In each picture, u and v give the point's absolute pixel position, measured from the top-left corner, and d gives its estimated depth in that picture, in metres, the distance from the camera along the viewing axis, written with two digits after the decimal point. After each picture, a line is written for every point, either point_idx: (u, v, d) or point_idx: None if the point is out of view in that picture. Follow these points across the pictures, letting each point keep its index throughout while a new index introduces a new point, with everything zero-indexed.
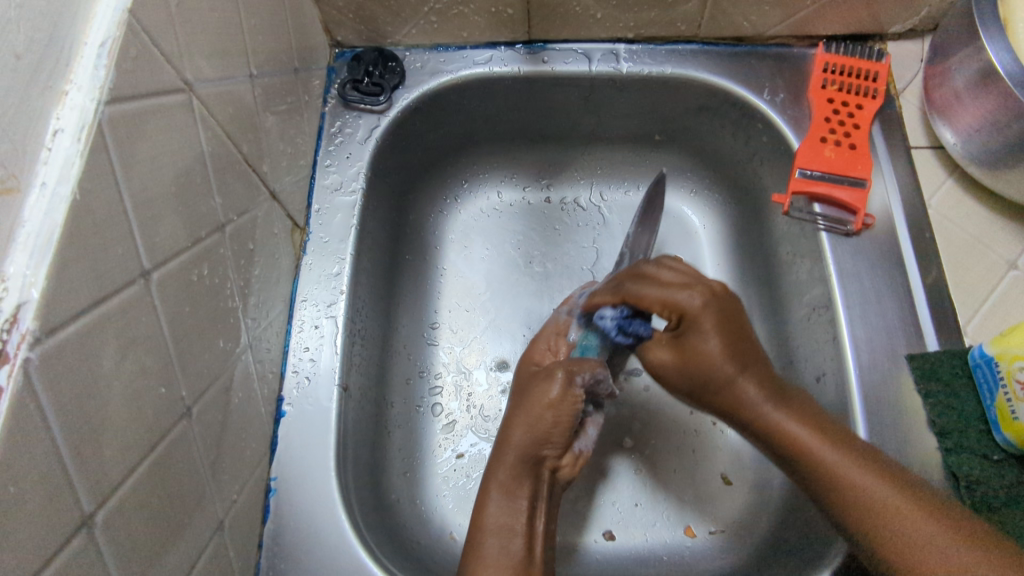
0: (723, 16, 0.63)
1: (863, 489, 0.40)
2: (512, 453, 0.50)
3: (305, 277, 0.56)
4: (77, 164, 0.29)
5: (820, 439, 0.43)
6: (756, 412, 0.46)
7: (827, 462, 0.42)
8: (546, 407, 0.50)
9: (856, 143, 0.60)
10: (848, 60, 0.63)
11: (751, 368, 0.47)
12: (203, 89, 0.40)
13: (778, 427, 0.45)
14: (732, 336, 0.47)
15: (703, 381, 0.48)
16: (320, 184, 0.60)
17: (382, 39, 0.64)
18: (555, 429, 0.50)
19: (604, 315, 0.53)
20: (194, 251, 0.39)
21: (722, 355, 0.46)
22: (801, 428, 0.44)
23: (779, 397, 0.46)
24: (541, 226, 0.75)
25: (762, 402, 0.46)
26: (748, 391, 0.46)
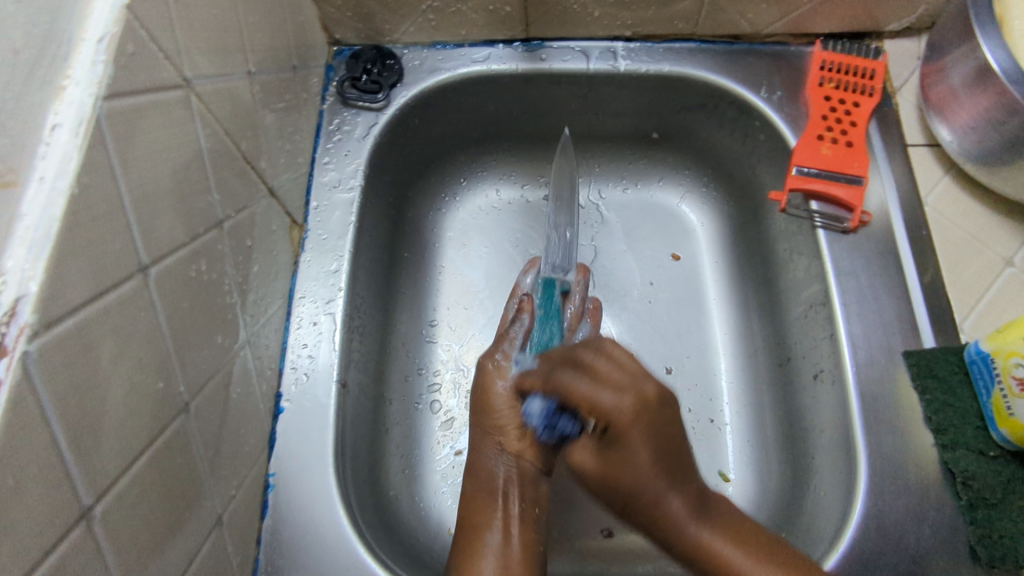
0: (720, 14, 0.63)
1: (743, 567, 0.39)
2: (494, 436, 0.55)
3: (303, 274, 0.56)
4: (75, 159, 0.29)
5: (737, 548, 0.40)
6: (647, 512, 0.40)
7: (711, 543, 0.40)
8: (491, 398, 0.56)
9: (853, 140, 0.60)
10: (845, 58, 0.64)
11: (683, 484, 0.41)
12: (201, 85, 0.41)
13: (769, 509, 0.42)
14: (665, 446, 0.39)
15: (637, 504, 0.40)
16: (318, 182, 0.60)
17: (380, 37, 0.65)
18: (505, 415, 0.55)
19: (595, 347, 0.49)
20: (192, 247, 0.39)
21: (653, 474, 0.39)
22: (720, 536, 0.40)
23: (699, 507, 0.41)
24: (539, 223, 0.75)
25: (678, 510, 0.40)
26: (670, 494, 0.40)
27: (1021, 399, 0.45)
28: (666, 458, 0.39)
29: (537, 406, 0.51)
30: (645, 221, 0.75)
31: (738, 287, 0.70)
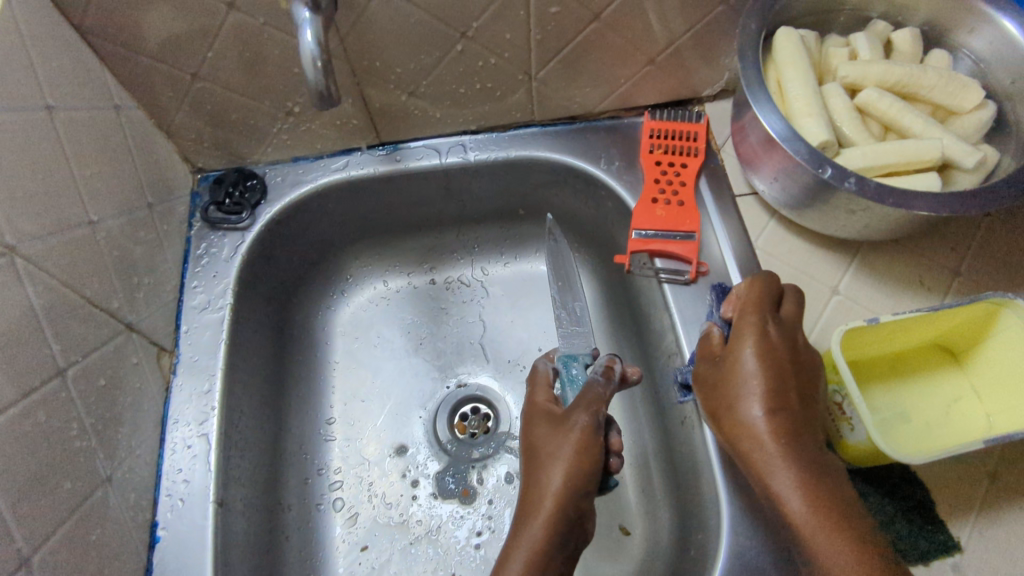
0: (552, 101, 0.69)
1: (787, 483, 0.46)
2: (531, 505, 0.54)
3: (176, 399, 0.58)
4: None
5: (801, 492, 0.46)
6: (751, 444, 0.48)
7: (776, 475, 0.47)
8: (563, 449, 0.55)
9: (685, 199, 0.66)
10: (669, 125, 0.70)
11: (783, 408, 0.49)
12: (30, 248, 0.43)
13: (770, 476, 0.47)
14: (777, 385, 0.49)
15: (726, 428, 0.50)
16: (188, 306, 0.62)
17: (241, 160, 0.68)
18: (587, 473, 0.54)
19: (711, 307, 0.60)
20: (26, 401, 0.41)
21: (753, 389, 0.49)
22: (787, 470, 0.47)
23: (797, 447, 0.47)
24: (428, 307, 0.79)
25: (763, 426, 0.48)
26: (751, 405, 0.49)
27: (844, 421, 0.50)
28: (771, 371, 0.49)
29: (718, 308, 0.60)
30: (529, 291, 0.79)
31: (617, 343, 0.74)
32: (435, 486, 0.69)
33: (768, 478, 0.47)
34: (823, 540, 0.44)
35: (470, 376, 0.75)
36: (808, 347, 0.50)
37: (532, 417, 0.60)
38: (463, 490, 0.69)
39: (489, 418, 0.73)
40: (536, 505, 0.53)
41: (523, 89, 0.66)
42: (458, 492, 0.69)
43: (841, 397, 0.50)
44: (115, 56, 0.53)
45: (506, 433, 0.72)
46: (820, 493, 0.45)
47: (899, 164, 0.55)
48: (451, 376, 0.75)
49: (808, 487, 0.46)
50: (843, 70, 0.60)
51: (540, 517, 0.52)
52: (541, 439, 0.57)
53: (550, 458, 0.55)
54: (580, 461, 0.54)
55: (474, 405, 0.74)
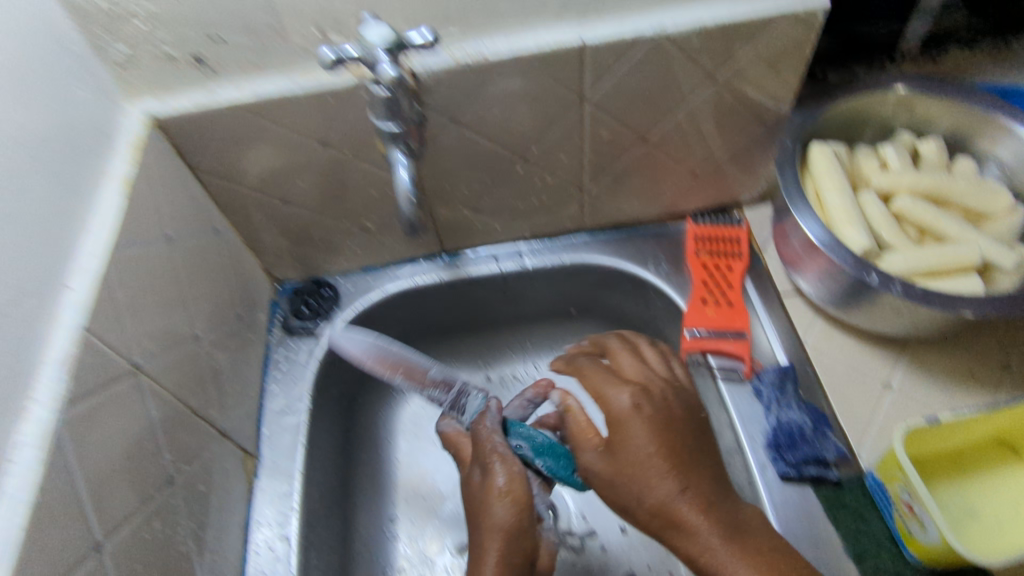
0: (602, 210, 0.75)
1: (720, 554, 0.43)
2: (477, 553, 0.48)
3: (259, 500, 0.60)
4: (37, 469, 0.35)
5: (744, 565, 0.42)
6: (672, 530, 0.46)
7: (724, 563, 0.43)
8: (490, 504, 0.50)
9: (733, 299, 0.70)
10: (713, 230, 0.75)
11: (695, 472, 0.47)
12: (152, 366, 0.48)
13: (716, 561, 0.43)
14: (681, 456, 0.47)
15: (644, 518, 0.47)
16: (269, 409, 0.66)
17: (318, 271, 0.74)
18: (523, 524, 0.49)
19: (762, 378, 0.65)
20: (146, 509, 0.45)
21: (654, 462, 0.47)
22: (721, 546, 0.44)
23: (721, 526, 0.45)
24: None
25: (678, 502, 0.45)
26: (666, 487, 0.46)
27: (912, 520, 0.50)
28: (666, 448, 0.47)
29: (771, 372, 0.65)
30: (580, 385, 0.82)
31: None
32: None
33: (715, 562, 0.43)
34: None
35: None
36: (688, 426, 0.51)
37: (446, 480, 0.56)
38: None
39: None
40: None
41: (576, 202, 0.72)
42: None
43: (907, 495, 0.50)
44: (220, 189, 0.60)
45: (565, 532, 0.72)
46: (737, 547, 0.43)
47: (941, 266, 0.58)
48: None
49: (746, 556, 0.43)
50: (876, 179, 0.65)
51: (495, 539, 0.48)
52: (476, 487, 0.53)
53: (483, 500, 0.51)
54: (520, 494, 0.50)
55: None
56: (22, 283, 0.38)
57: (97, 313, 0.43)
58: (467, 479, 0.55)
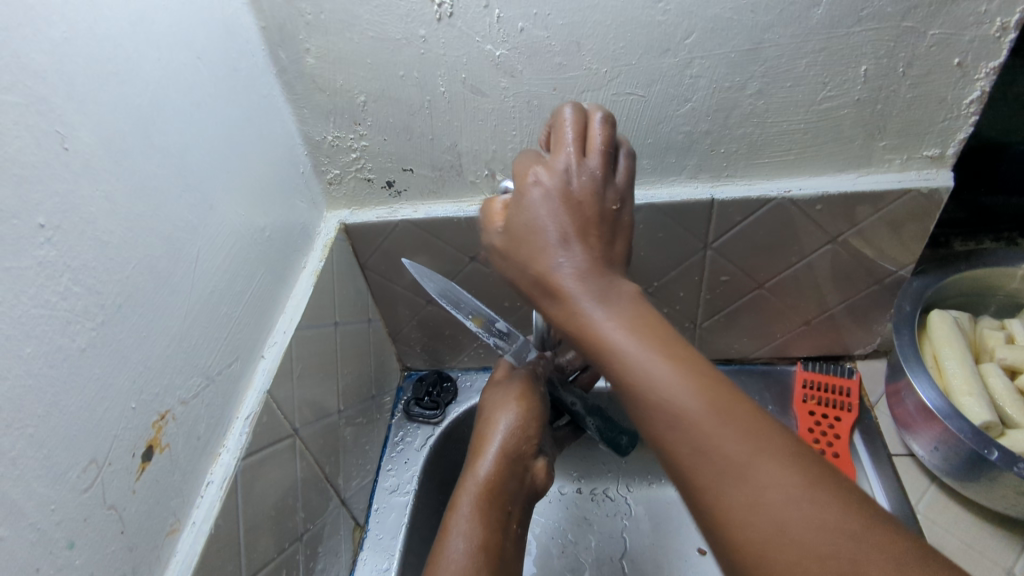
0: (712, 344, 0.78)
1: (603, 332, 0.37)
2: (481, 443, 0.54)
3: (359, 572, 0.65)
4: (217, 505, 0.43)
5: (689, 393, 0.33)
6: (612, 357, 0.36)
7: (641, 375, 0.35)
8: (495, 417, 0.55)
9: (839, 451, 0.69)
10: (823, 377, 0.76)
11: (643, 325, 0.37)
12: (305, 430, 0.56)
13: (648, 385, 0.34)
14: (631, 313, 0.38)
15: (612, 374, 0.37)
16: (381, 486, 0.72)
17: (442, 364, 0.82)
18: (528, 425, 0.54)
19: None
20: (278, 559, 0.51)
21: (588, 308, 0.38)
22: (665, 368, 0.34)
23: (651, 334, 0.36)
24: (573, 519, 0.82)
25: (625, 345, 0.36)
26: (586, 300, 0.38)
27: None
28: (617, 300, 0.38)
29: None
30: (669, 516, 0.80)
31: None
32: None
33: (645, 387, 0.34)
34: (710, 433, 0.32)
35: None
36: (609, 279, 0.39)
37: (489, 387, 0.59)
38: None
39: None
40: (473, 461, 0.53)
41: (688, 334, 0.77)
42: None
43: None
44: (380, 285, 0.71)
45: None
46: (718, 428, 0.32)
47: None
48: None
49: (692, 402, 0.33)
50: (1002, 352, 0.64)
51: (494, 452, 0.53)
52: (489, 401, 0.57)
53: (490, 420, 0.55)
54: (528, 410, 0.55)
55: None
56: (237, 350, 0.48)
57: (278, 379, 0.52)
58: (496, 385, 0.59)
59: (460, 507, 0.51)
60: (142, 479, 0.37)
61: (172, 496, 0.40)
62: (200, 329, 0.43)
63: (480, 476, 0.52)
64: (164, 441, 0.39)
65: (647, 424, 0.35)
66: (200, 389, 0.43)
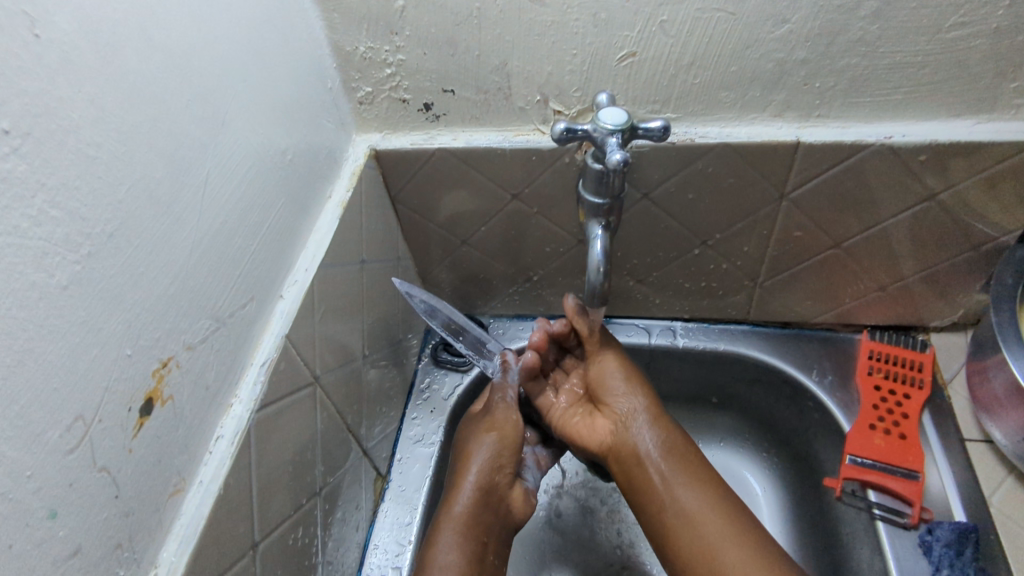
0: (770, 306, 0.71)
1: (655, 462, 0.55)
2: (458, 479, 0.56)
3: (380, 523, 0.61)
4: (227, 463, 0.38)
5: (723, 522, 0.50)
6: (657, 487, 0.54)
7: (699, 519, 0.51)
8: (475, 453, 0.57)
9: (906, 432, 0.63)
10: (891, 349, 0.69)
11: (655, 461, 0.55)
12: (326, 378, 0.52)
13: (687, 511, 0.52)
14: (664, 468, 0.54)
15: (649, 505, 0.54)
16: (405, 435, 0.68)
17: (473, 309, 0.77)
18: (505, 454, 0.57)
19: (937, 525, 0.56)
20: (295, 516, 0.47)
21: (649, 451, 0.55)
22: (722, 527, 0.50)
23: (717, 492, 0.52)
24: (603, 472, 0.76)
25: (664, 467, 0.54)
26: (650, 452, 0.55)
27: None
28: (666, 455, 0.55)
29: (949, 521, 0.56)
30: None
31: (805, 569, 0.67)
32: None
33: (682, 513, 0.52)
34: None
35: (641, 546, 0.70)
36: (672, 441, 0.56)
37: (465, 422, 0.62)
38: None
39: None
40: (453, 491, 0.55)
41: (745, 292, 0.70)
42: None
43: None
44: (411, 221, 0.65)
45: None
46: (702, 501, 0.52)
47: None
48: (622, 546, 0.70)
49: (755, 560, 0.47)
50: None
51: (469, 484, 0.55)
52: (467, 433, 0.60)
53: (469, 453, 0.57)
54: (505, 440, 0.57)
55: None
56: (251, 289, 0.42)
57: (297, 322, 0.46)
58: (473, 420, 0.61)
59: (440, 538, 0.52)
60: (140, 436, 0.32)
61: (175, 453, 0.35)
62: (210, 266, 0.37)
63: (456, 509, 0.54)
64: (165, 392, 0.34)
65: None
66: (210, 334, 0.38)
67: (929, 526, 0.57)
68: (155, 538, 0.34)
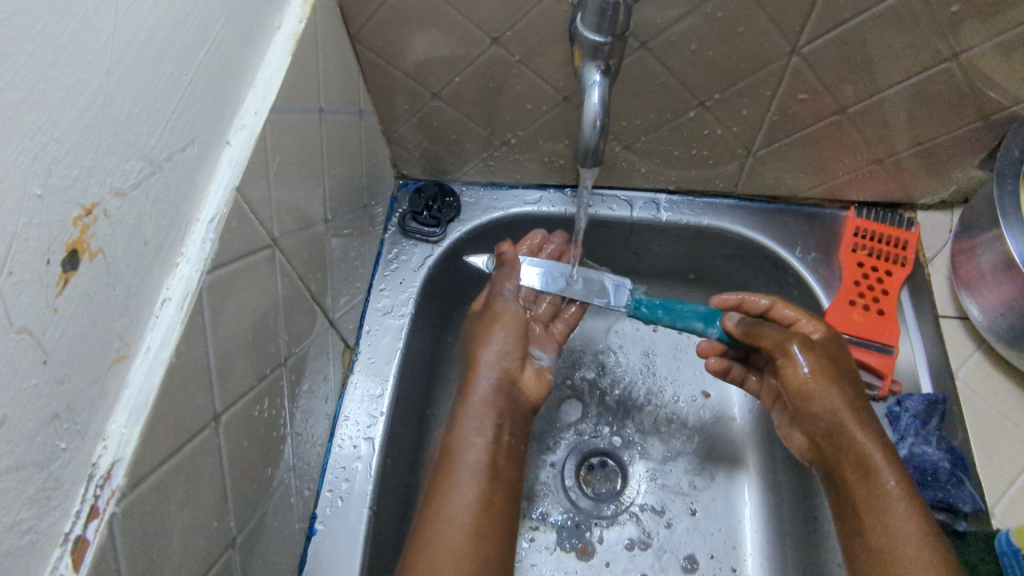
0: (760, 178, 0.67)
1: (829, 403, 0.52)
2: (472, 367, 0.59)
3: (350, 396, 0.59)
4: (178, 328, 0.34)
5: (887, 470, 0.49)
6: (831, 426, 0.52)
7: (868, 462, 0.50)
8: (488, 329, 0.61)
9: (885, 308, 0.63)
10: (879, 226, 0.67)
11: (841, 401, 0.52)
12: (285, 241, 0.46)
13: (860, 454, 0.51)
14: (844, 407, 0.52)
15: (822, 443, 0.54)
16: (373, 307, 0.64)
17: (443, 175, 0.70)
18: (509, 340, 0.60)
19: (908, 397, 0.58)
20: (259, 387, 0.43)
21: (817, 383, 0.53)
22: (881, 464, 0.50)
23: (885, 446, 0.51)
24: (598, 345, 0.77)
25: (840, 407, 0.52)
26: (829, 395, 0.52)
27: None
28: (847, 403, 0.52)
29: (921, 394, 0.57)
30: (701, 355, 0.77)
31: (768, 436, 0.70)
32: (568, 527, 0.68)
33: (856, 454, 0.51)
34: (899, 519, 0.47)
35: (601, 429, 0.73)
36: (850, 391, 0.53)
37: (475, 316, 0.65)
38: (581, 546, 0.67)
39: (617, 476, 0.71)
40: (468, 386, 0.58)
41: (737, 163, 0.66)
42: (576, 547, 0.67)
43: None
44: (374, 67, 0.57)
45: (630, 497, 0.70)
46: (884, 488, 0.49)
47: None
48: (583, 427, 0.73)
49: (907, 509, 0.47)
50: None
51: (489, 370, 0.58)
52: (474, 333, 0.62)
53: (480, 345, 0.60)
54: (512, 330, 0.61)
55: (604, 457, 0.72)
56: (191, 129, 0.35)
57: (249, 174, 0.40)
58: (484, 319, 0.63)
59: (466, 415, 0.55)
60: (65, 294, 0.27)
61: (113, 316, 0.30)
62: (135, 93, 0.30)
63: (479, 391, 0.57)
64: (92, 245, 0.28)
65: (859, 522, 0.49)
66: (143, 178, 0.32)
67: (899, 398, 0.58)
68: (99, 410, 0.30)
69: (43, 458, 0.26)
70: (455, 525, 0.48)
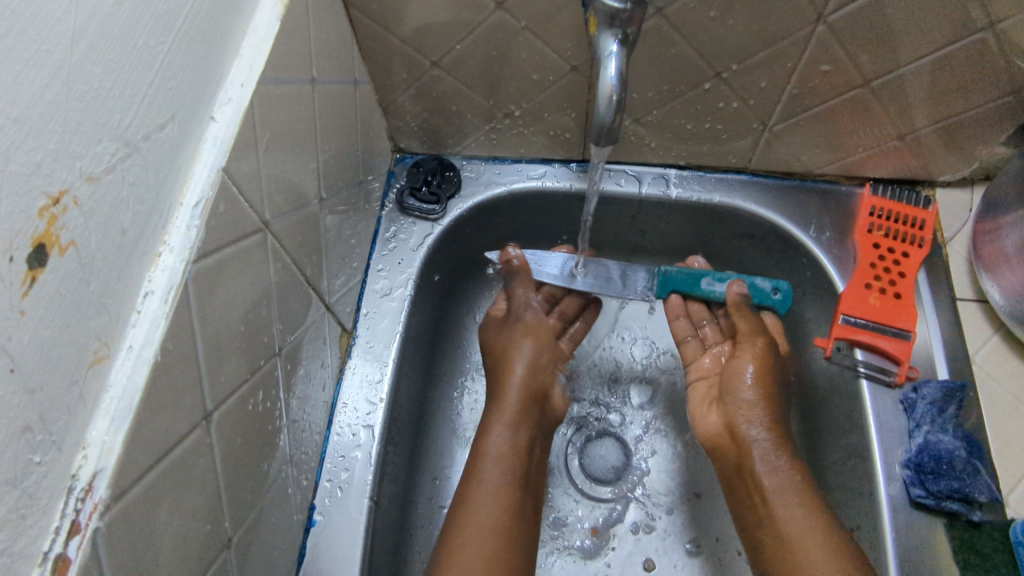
0: (775, 154, 0.64)
1: (741, 409, 0.56)
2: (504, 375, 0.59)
3: (348, 381, 0.57)
4: (162, 325, 0.31)
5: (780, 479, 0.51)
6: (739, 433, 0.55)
7: (766, 470, 0.52)
8: (520, 338, 0.60)
9: (901, 292, 0.60)
10: (895, 205, 0.64)
11: (756, 412, 0.55)
12: (277, 224, 0.43)
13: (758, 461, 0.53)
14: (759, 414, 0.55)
15: (729, 450, 0.56)
16: (370, 289, 0.62)
17: (442, 149, 0.67)
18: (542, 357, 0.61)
19: (923, 385, 0.56)
20: (252, 380, 0.41)
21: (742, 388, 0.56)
22: (778, 476, 0.52)
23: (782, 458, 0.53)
24: (606, 325, 0.75)
25: (753, 414, 0.55)
26: (742, 402, 0.56)
27: None
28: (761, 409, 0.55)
29: (936, 383, 0.56)
30: None
31: None
32: (581, 509, 0.67)
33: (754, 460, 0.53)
34: (794, 525, 0.49)
35: (613, 411, 0.72)
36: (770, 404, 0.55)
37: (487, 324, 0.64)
38: (592, 530, 0.66)
39: (629, 458, 0.69)
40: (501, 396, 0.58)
41: (752, 138, 0.63)
42: (585, 531, 0.66)
43: None
44: (369, 32, 0.53)
45: (641, 479, 0.68)
46: (783, 482, 0.51)
47: None
48: (594, 408, 0.72)
49: (802, 517, 0.49)
50: None
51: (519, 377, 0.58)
52: (498, 338, 0.62)
53: (510, 352, 0.60)
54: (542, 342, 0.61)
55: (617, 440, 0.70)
56: (170, 105, 0.32)
57: (237, 152, 0.37)
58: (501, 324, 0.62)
59: (494, 425, 0.55)
60: (33, 294, 0.24)
61: (90, 314, 0.28)
62: (104, 66, 0.27)
63: (509, 405, 0.57)
64: (62, 238, 0.25)
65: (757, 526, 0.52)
66: (117, 161, 0.28)
67: (914, 386, 0.57)
68: (77, 418, 0.27)
69: (17, 474, 0.24)
70: (477, 529, 0.49)
